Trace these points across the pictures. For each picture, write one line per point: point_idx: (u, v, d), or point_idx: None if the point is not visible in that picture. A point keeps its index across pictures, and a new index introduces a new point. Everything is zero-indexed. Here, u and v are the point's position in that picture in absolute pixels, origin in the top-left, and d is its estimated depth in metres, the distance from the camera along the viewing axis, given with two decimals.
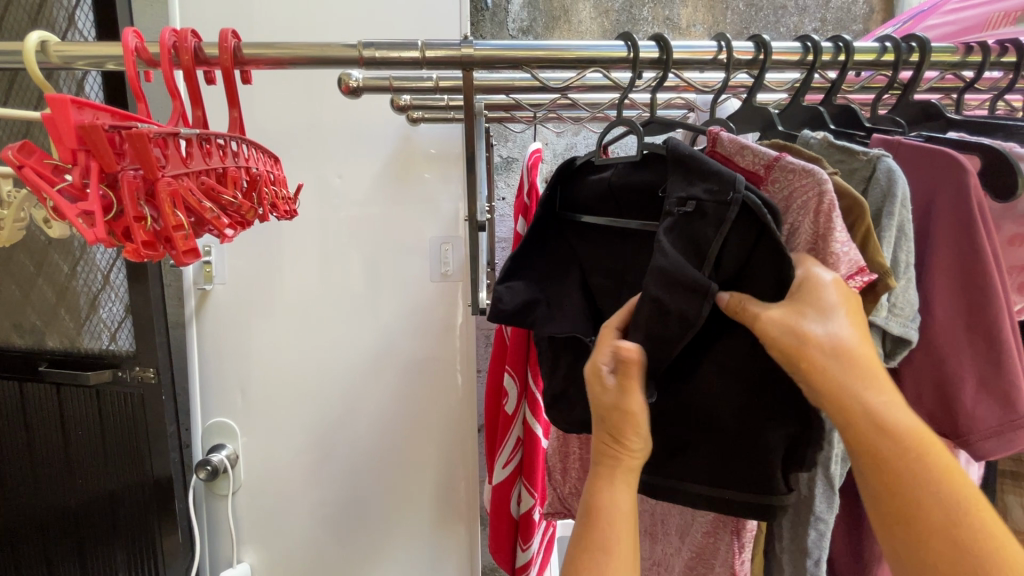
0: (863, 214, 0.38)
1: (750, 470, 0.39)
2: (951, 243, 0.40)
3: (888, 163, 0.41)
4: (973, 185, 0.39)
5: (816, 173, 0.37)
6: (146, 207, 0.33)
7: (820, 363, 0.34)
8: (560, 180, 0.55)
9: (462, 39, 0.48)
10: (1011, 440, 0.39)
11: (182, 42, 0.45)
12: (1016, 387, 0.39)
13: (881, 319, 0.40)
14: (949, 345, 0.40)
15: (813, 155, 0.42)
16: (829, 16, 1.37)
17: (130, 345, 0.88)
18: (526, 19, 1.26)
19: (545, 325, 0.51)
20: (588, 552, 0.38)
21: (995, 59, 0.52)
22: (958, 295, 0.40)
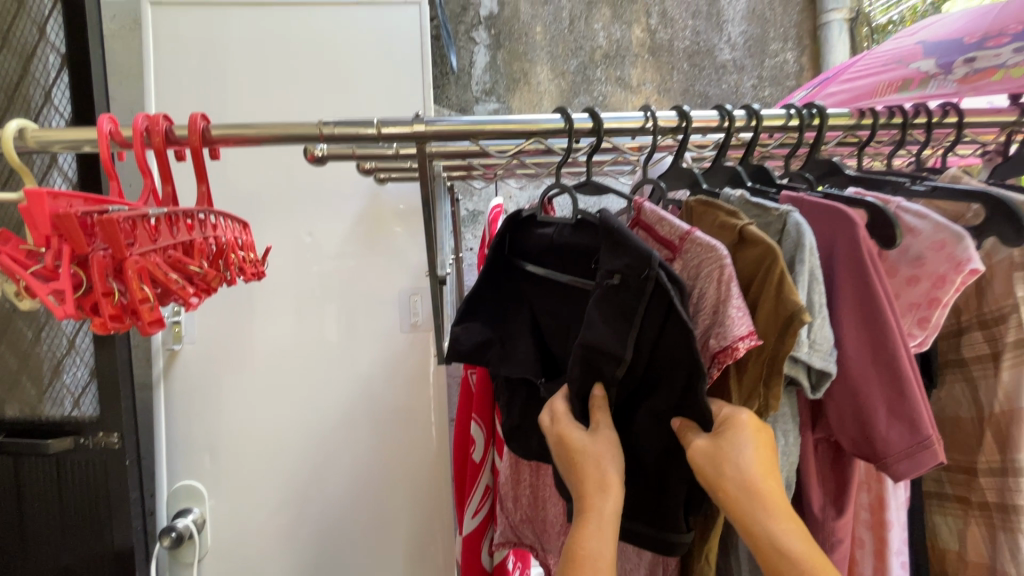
0: (776, 258, 0.43)
1: (657, 512, 0.48)
2: (853, 284, 0.46)
3: (796, 218, 0.46)
4: (863, 237, 0.46)
5: (717, 250, 0.44)
6: (114, 283, 0.36)
7: (733, 490, 0.40)
8: (509, 229, 0.58)
9: (416, 116, 0.53)
10: (921, 461, 0.44)
11: (154, 125, 0.49)
12: (919, 412, 0.44)
13: (804, 355, 0.44)
14: (861, 377, 0.45)
15: (734, 209, 0.48)
16: (764, 74, 1.51)
17: (94, 411, 0.87)
18: (489, 81, 1.35)
19: (499, 366, 0.57)
20: None
21: (885, 121, 0.60)
22: (863, 333, 0.46)
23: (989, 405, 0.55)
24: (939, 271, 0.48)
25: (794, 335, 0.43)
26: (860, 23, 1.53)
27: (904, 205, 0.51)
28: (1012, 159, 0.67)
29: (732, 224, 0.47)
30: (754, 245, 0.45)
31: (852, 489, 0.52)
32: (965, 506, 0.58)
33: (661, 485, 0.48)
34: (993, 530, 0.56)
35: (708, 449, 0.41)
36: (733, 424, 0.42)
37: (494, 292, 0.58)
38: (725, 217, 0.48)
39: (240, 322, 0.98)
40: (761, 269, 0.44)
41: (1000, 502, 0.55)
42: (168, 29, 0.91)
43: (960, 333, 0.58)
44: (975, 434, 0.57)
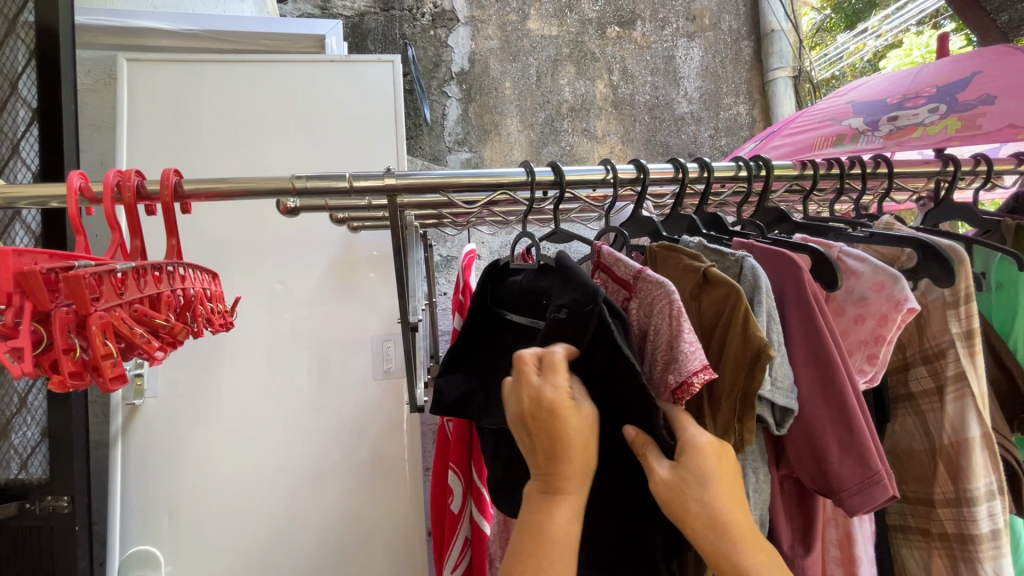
0: (739, 297, 0.46)
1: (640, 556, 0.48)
2: (801, 325, 0.49)
3: (752, 263, 0.49)
4: (806, 280, 0.49)
5: (666, 286, 0.46)
6: (76, 339, 0.35)
7: (703, 526, 0.40)
8: (491, 279, 0.61)
9: (386, 170, 0.56)
10: (872, 495, 0.45)
11: (125, 180, 0.50)
12: (868, 448, 0.46)
13: (769, 393, 0.47)
14: (813, 414, 0.48)
15: (695, 252, 0.51)
16: (720, 125, 1.61)
17: (43, 473, 0.82)
18: (461, 132, 1.41)
19: (482, 417, 0.54)
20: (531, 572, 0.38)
21: (824, 172, 0.65)
22: (813, 370, 0.48)
23: (939, 436, 0.58)
24: (882, 310, 0.52)
25: (763, 369, 0.45)
26: (803, 80, 1.67)
27: (845, 250, 0.55)
28: (941, 205, 0.72)
29: (695, 266, 0.50)
30: (718, 285, 0.48)
31: (818, 526, 0.54)
32: (927, 539, 0.60)
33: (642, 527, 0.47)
34: (955, 560, 0.57)
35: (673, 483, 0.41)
36: (693, 450, 0.42)
37: (476, 341, 0.59)
38: (687, 260, 0.51)
39: (207, 373, 0.95)
40: (727, 306, 0.47)
41: (960, 532, 0.56)
42: (143, 86, 0.93)
43: (907, 368, 0.61)
44: (928, 465, 0.59)
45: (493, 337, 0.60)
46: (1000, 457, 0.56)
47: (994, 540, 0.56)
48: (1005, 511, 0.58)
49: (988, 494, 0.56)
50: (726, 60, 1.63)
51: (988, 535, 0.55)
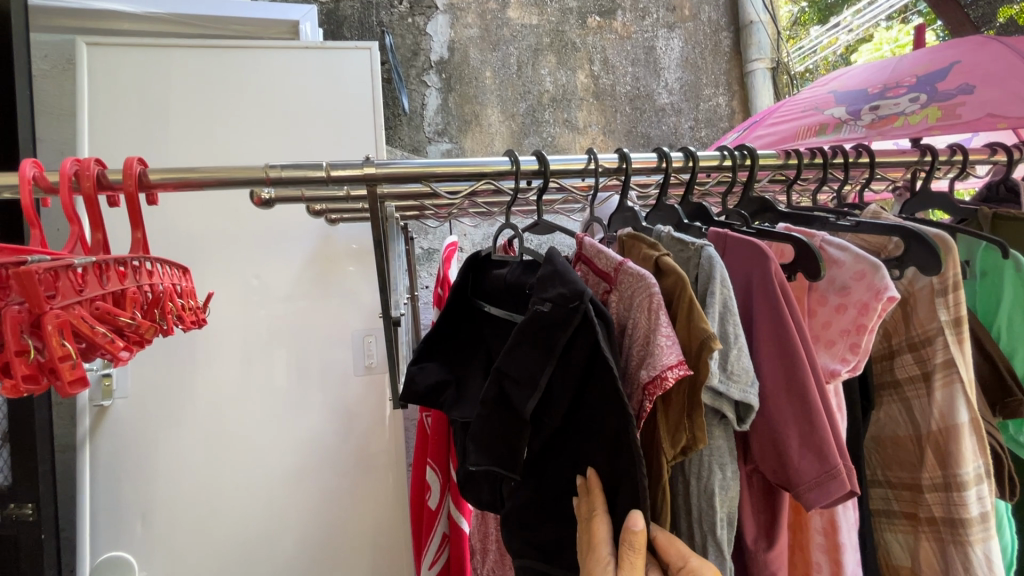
0: (686, 287, 0.45)
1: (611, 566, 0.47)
2: (767, 318, 0.49)
3: (709, 251, 0.49)
4: (774, 271, 0.49)
5: (647, 280, 0.46)
6: (30, 340, 0.32)
7: None
8: (472, 270, 0.61)
9: (366, 159, 0.54)
10: (829, 490, 0.46)
11: (84, 169, 0.47)
12: (827, 442, 0.46)
13: (720, 385, 0.46)
14: (776, 407, 0.48)
15: (655, 241, 0.51)
16: (700, 117, 1.62)
17: (5, 480, 0.78)
18: (441, 122, 1.38)
19: (452, 409, 0.53)
20: None
21: (807, 162, 0.65)
22: (777, 364, 0.48)
23: (925, 424, 0.59)
24: (863, 299, 0.52)
25: (708, 361, 0.44)
26: (780, 71, 1.68)
27: (827, 239, 0.56)
28: (917, 196, 0.73)
29: (651, 256, 0.50)
30: (669, 274, 0.47)
31: (783, 523, 0.53)
32: (913, 523, 0.61)
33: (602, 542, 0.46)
34: (943, 544, 0.58)
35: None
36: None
37: (455, 336, 0.59)
38: (647, 249, 0.51)
39: (179, 371, 0.92)
40: (674, 297, 0.47)
41: (948, 516, 0.58)
42: (105, 71, 0.88)
43: (893, 356, 0.62)
44: (915, 452, 0.60)
45: (473, 333, 0.59)
46: (986, 442, 0.57)
47: (983, 522, 0.57)
48: (991, 494, 0.59)
49: (977, 478, 0.57)
50: (705, 51, 1.63)
51: (979, 518, 0.57)
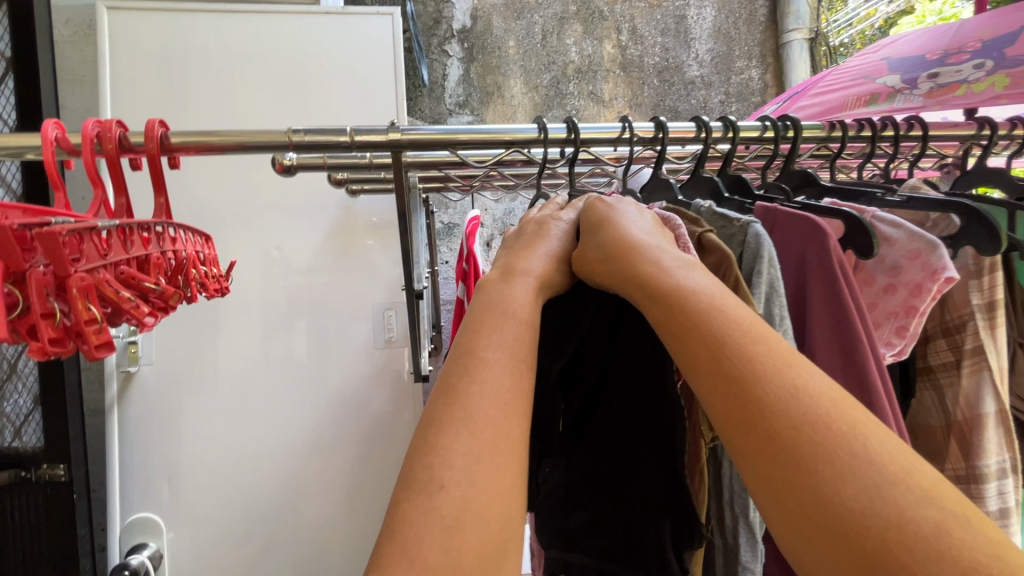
0: (732, 265, 0.41)
1: (637, 552, 0.44)
2: (824, 296, 0.46)
3: (757, 229, 0.45)
4: (832, 247, 0.45)
5: (675, 230, 0.43)
6: (55, 302, 0.32)
7: (707, 344, 0.29)
8: None
9: (390, 124, 0.51)
10: None
11: (106, 131, 0.45)
12: (893, 427, 0.43)
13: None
14: (835, 391, 0.45)
15: (696, 219, 0.47)
16: (731, 90, 1.55)
17: (38, 441, 0.80)
18: (462, 94, 1.34)
19: None
20: (459, 406, 0.28)
21: (854, 134, 0.61)
22: (834, 346, 0.45)
23: (957, 412, 0.56)
24: (916, 279, 0.49)
25: None
26: (819, 43, 1.60)
27: (879, 215, 0.52)
28: (969, 172, 0.69)
29: (692, 232, 0.45)
30: (713, 251, 0.43)
31: None
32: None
33: (640, 500, 0.44)
34: None
35: (741, 390, 0.27)
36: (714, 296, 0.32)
37: None
38: (685, 224, 0.46)
39: (201, 340, 0.92)
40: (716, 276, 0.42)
41: (967, 510, 0.55)
42: (126, 35, 0.87)
43: (925, 341, 0.59)
44: (943, 442, 0.57)
45: None
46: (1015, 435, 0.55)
47: (1002, 518, 0.55)
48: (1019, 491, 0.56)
49: (999, 471, 0.55)
50: (739, 21, 1.56)
51: (997, 514, 0.54)
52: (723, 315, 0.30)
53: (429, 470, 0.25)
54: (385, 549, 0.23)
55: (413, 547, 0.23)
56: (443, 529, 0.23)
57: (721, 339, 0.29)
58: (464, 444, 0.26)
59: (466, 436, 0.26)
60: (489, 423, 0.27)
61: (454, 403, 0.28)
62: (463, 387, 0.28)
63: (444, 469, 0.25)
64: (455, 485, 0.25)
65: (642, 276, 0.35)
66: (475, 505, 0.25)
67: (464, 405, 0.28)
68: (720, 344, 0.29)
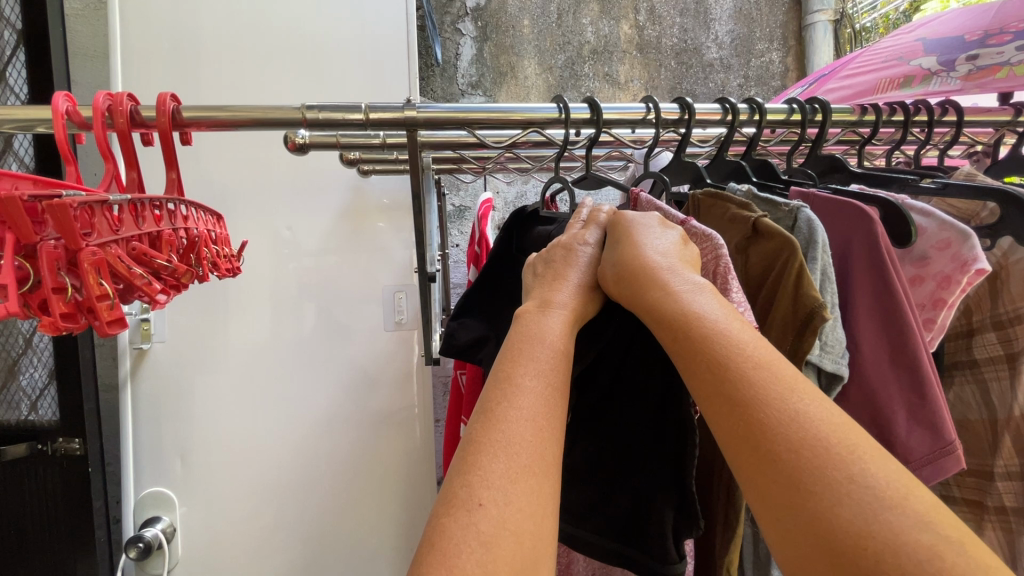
0: (794, 250, 0.41)
1: (643, 537, 0.44)
2: (869, 284, 0.45)
3: (807, 213, 0.45)
4: (880, 233, 0.45)
5: (713, 238, 0.41)
6: (67, 277, 0.31)
7: (717, 370, 0.30)
8: (514, 225, 0.58)
9: (406, 101, 0.50)
10: (942, 466, 0.43)
11: (117, 105, 0.45)
12: (940, 416, 0.43)
13: (816, 357, 0.43)
14: (880, 379, 0.44)
15: (745, 201, 0.47)
16: (750, 74, 1.51)
17: (53, 415, 0.81)
18: (475, 74, 1.32)
19: (489, 363, 0.53)
20: (488, 425, 0.29)
21: (886, 118, 0.59)
22: (879, 333, 0.45)
23: (1004, 409, 0.57)
24: (945, 271, 0.48)
25: (815, 331, 0.40)
26: (843, 25, 1.54)
27: (910, 202, 0.50)
28: (1001, 160, 0.67)
29: (744, 217, 0.46)
30: (770, 236, 0.43)
31: None
32: (975, 510, 0.61)
33: (644, 488, 0.44)
34: (1012, 535, 0.57)
35: (744, 411, 0.28)
36: (730, 321, 0.32)
37: (495, 290, 0.56)
38: (735, 209, 0.47)
39: (213, 318, 0.93)
40: (780, 260, 0.43)
41: (1018, 506, 0.57)
42: (135, 7, 0.85)
43: (973, 335, 0.60)
44: (987, 437, 0.59)
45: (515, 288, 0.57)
46: None
47: None
48: None
49: None
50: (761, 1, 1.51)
51: None
52: (727, 339, 0.31)
53: (469, 489, 0.27)
54: (427, 558, 0.25)
55: (454, 556, 0.24)
56: (479, 543, 0.25)
57: (724, 363, 0.30)
58: (502, 468, 0.27)
59: (504, 461, 0.28)
60: (515, 443, 0.29)
61: (494, 426, 0.29)
62: (503, 412, 0.30)
63: (481, 488, 0.27)
64: (491, 503, 0.26)
65: (658, 299, 0.35)
66: (513, 524, 0.26)
67: (491, 427, 0.29)
68: (723, 366, 0.30)
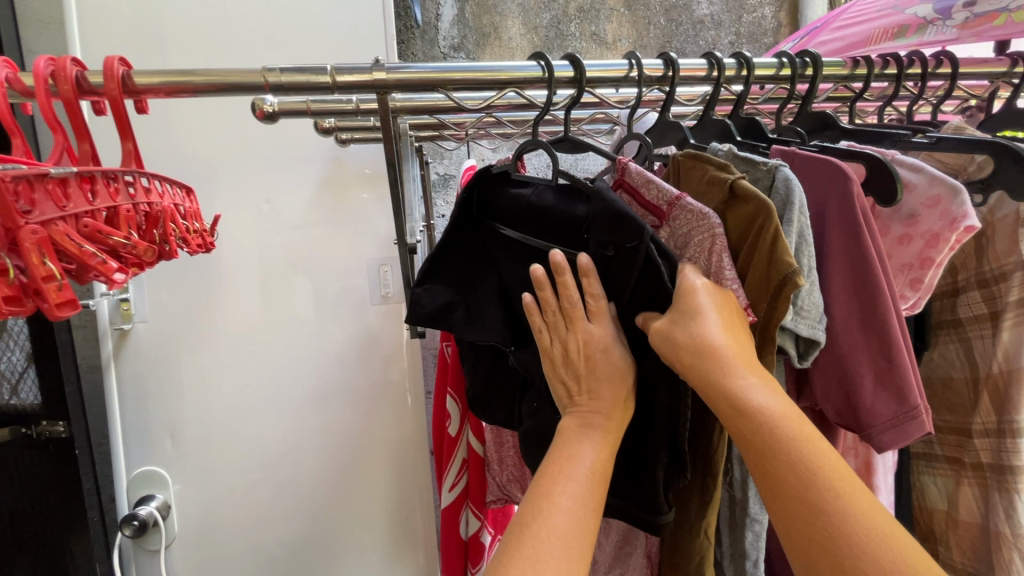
0: (770, 217, 0.40)
1: (640, 494, 0.48)
2: (843, 248, 0.44)
3: (785, 172, 0.43)
4: (856, 193, 0.44)
5: (709, 218, 0.42)
6: (8, 259, 0.29)
7: (790, 479, 0.36)
8: (480, 185, 0.54)
9: (375, 62, 0.47)
10: (906, 432, 0.43)
11: (61, 71, 0.41)
12: (908, 381, 0.43)
13: (791, 323, 0.43)
14: (848, 343, 0.44)
15: (724, 161, 0.45)
16: (742, 30, 1.45)
17: (35, 399, 0.80)
18: (457, 36, 1.26)
19: (464, 329, 0.52)
20: (526, 547, 0.37)
21: (879, 71, 0.57)
22: (851, 298, 0.44)
23: (985, 366, 0.57)
24: (934, 229, 0.47)
25: (789, 297, 0.41)
26: None
27: (900, 157, 0.49)
28: (995, 114, 0.65)
29: (722, 179, 0.44)
30: (747, 200, 0.42)
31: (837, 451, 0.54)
32: (956, 467, 0.62)
33: (643, 447, 0.48)
34: (987, 490, 0.58)
35: (809, 514, 0.35)
36: (789, 430, 0.37)
37: (461, 252, 0.55)
38: (714, 171, 0.45)
39: (195, 296, 0.91)
40: (755, 226, 0.42)
41: (996, 462, 0.57)
42: None
43: (958, 293, 0.59)
44: (969, 395, 0.59)
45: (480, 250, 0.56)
46: None
47: None
48: None
49: None
50: None
51: None
52: (793, 448, 0.37)
53: None
54: None
55: None
56: None
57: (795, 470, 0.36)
58: None
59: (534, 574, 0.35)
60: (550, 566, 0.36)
61: (530, 542, 0.37)
62: (538, 526, 0.38)
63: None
64: None
65: (735, 398, 0.38)
66: None
67: (531, 547, 0.37)
68: (793, 469, 0.36)
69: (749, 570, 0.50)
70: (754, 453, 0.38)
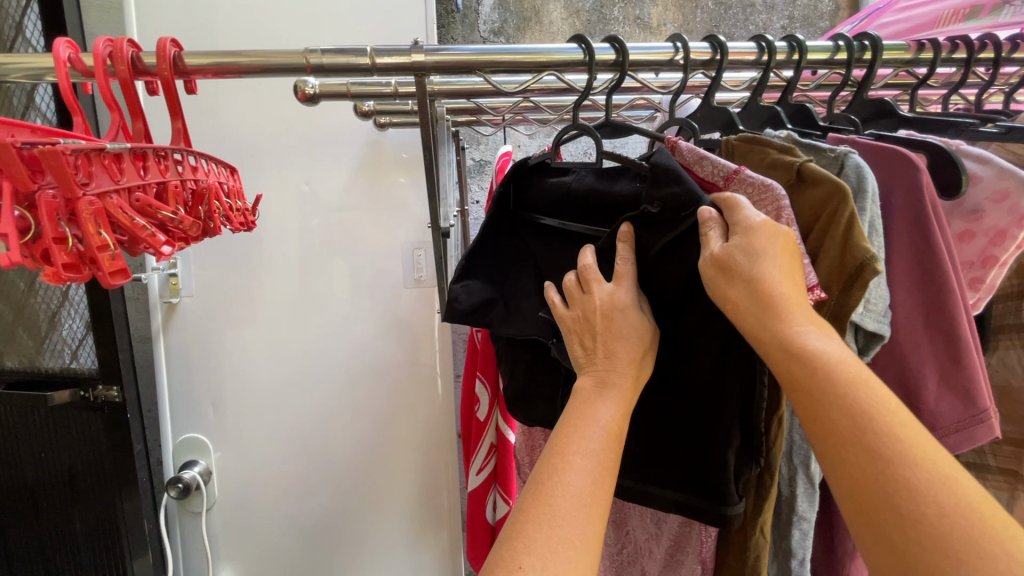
0: (846, 199, 0.39)
1: (705, 485, 0.45)
2: (907, 240, 0.42)
3: (856, 159, 0.42)
4: (925, 184, 0.41)
5: (774, 189, 0.40)
6: (67, 228, 0.31)
7: (845, 425, 0.33)
8: (515, 180, 0.55)
9: (413, 44, 0.47)
10: (972, 434, 0.42)
11: (118, 51, 0.43)
12: (976, 383, 0.41)
13: (859, 315, 0.41)
14: (910, 342, 0.43)
15: (786, 144, 0.44)
16: (796, 14, 1.38)
17: (92, 364, 0.85)
18: (497, 20, 1.24)
19: (501, 325, 0.52)
20: (539, 504, 0.35)
21: (946, 56, 0.53)
22: (915, 295, 0.42)
23: None
24: (1000, 225, 0.44)
25: (866, 284, 0.39)
26: None
27: (966, 148, 0.46)
28: None
29: (788, 162, 0.42)
30: (817, 183, 0.41)
31: None
32: (1013, 480, 0.60)
33: (707, 435, 0.45)
34: None
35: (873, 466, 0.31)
36: (848, 375, 0.34)
37: (498, 247, 0.54)
38: (776, 154, 0.43)
39: (239, 273, 0.94)
40: (826, 212, 0.40)
41: None
42: None
43: None
44: None
45: (513, 245, 0.56)
46: None
47: None
48: None
49: None
50: None
51: None
52: (857, 395, 0.33)
53: (512, 553, 0.33)
54: None
55: None
56: None
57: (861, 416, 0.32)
58: (543, 538, 0.33)
59: (546, 531, 0.34)
60: (565, 526, 0.34)
61: (542, 499, 0.35)
62: (551, 486, 0.35)
63: (522, 553, 0.33)
64: (529, 567, 0.32)
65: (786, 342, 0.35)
66: None
67: (542, 504, 0.35)
68: (859, 420, 0.32)
69: (795, 569, 0.49)
70: (811, 398, 0.34)
